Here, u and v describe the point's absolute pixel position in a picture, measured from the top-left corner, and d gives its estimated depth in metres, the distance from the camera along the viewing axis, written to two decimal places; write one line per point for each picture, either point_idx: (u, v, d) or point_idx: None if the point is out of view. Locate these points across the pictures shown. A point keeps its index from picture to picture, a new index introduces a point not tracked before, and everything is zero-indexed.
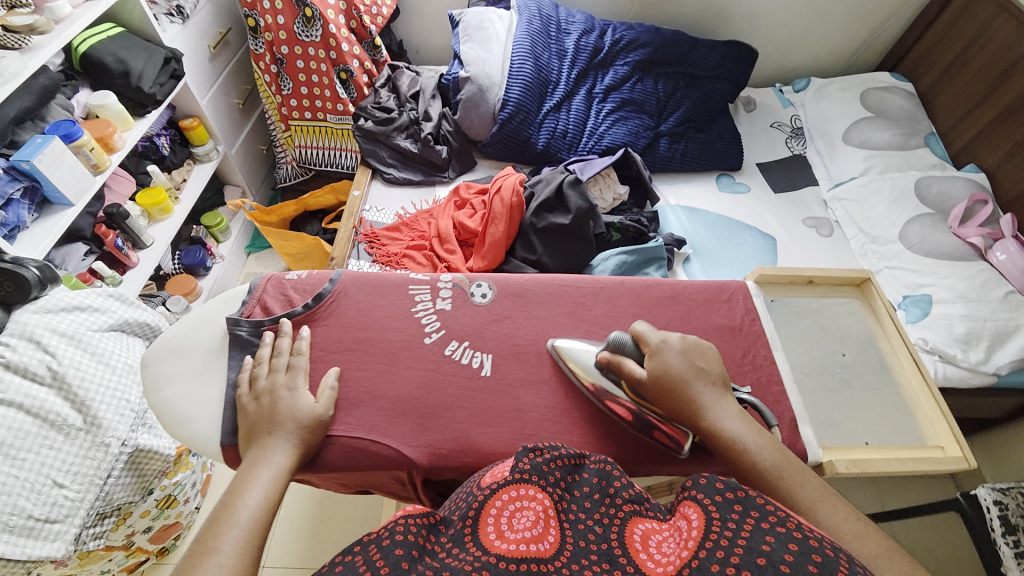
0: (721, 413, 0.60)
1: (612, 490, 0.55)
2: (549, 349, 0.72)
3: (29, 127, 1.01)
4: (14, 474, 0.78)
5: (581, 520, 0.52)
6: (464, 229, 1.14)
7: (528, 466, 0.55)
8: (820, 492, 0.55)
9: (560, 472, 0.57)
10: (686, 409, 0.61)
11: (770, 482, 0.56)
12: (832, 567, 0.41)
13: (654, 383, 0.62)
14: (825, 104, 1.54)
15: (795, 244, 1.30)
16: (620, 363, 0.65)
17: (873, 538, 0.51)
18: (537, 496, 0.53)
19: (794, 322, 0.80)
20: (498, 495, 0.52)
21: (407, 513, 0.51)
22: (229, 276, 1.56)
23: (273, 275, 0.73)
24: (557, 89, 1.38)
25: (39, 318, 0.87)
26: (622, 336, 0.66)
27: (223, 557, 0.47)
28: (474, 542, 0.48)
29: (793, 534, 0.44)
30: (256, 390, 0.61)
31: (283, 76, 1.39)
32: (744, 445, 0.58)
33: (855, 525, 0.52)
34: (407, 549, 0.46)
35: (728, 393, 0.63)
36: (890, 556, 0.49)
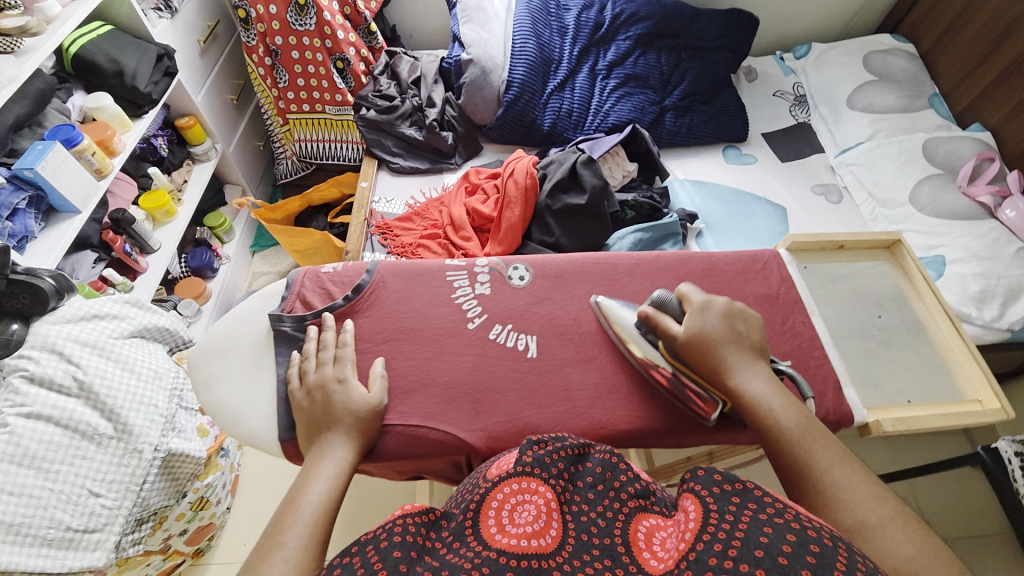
0: (748, 375, 0.61)
1: (615, 482, 0.53)
2: (593, 303, 0.74)
3: (28, 134, 0.98)
4: (48, 487, 0.77)
5: (584, 512, 0.50)
6: (478, 215, 1.13)
7: (530, 458, 0.54)
8: (839, 458, 0.54)
9: (563, 463, 0.55)
10: (714, 371, 0.62)
11: (787, 443, 0.56)
12: (829, 565, 0.39)
13: (687, 343, 0.63)
14: (827, 69, 1.52)
15: (805, 213, 1.30)
16: (658, 319, 0.66)
17: (888, 503, 0.50)
18: (539, 491, 0.51)
19: (828, 288, 0.80)
20: (500, 488, 0.50)
21: (406, 510, 0.49)
22: (237, 276, 1.54)
23: (310, 269, 0.73)
24: (560, 67, 1.36)
25: (59, 329, 0.85)
26: (666, 294, 0.67)
27: (287, 552, 0.47)
28: (474, 537, 0.46)
29: (790, 525, 0.42)
30: (307, 384, 0.62)
31: (278, 68, 1.35)
32: (767, 406, 0.58)
33: (870, 488, 0.51)
34: (406, 551, 0.44)
35: (761, 360, 0.63)
36: (903, 521, 0.49)
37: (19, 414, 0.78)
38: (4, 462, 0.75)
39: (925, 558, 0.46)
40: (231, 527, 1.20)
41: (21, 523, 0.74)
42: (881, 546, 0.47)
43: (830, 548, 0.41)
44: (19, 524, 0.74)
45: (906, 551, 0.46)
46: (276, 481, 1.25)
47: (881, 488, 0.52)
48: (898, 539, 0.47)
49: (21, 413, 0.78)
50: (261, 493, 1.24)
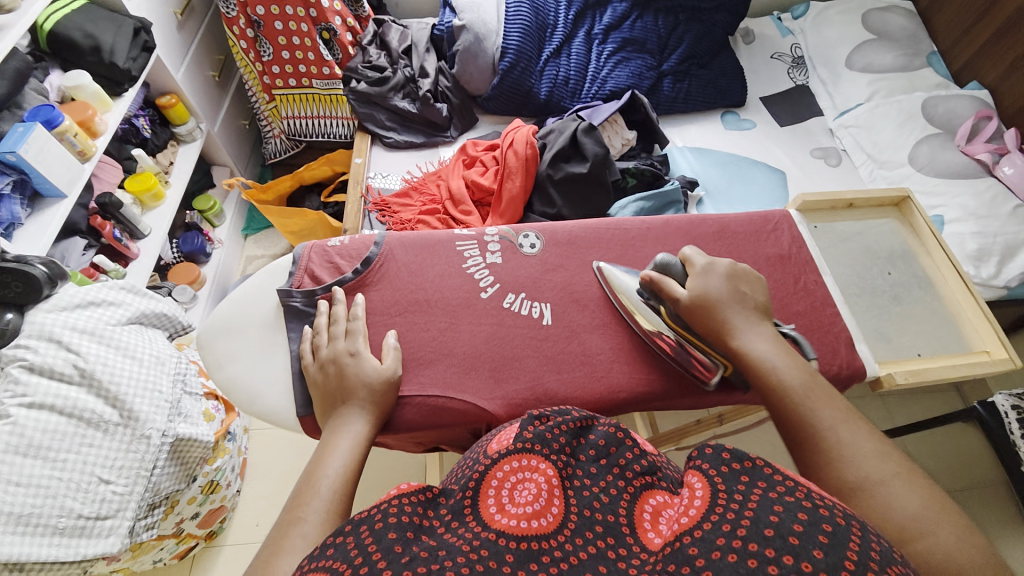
0: (753, 336, 0.60)
1: (619, 459, 0.53)
2: (597, 267, 0.73)
3: (6, 116, 0.94)
4: (56, 477, 0.76)
5: (586, 487, 0.50)
6: (478, 188, 1.11)
7: (531, 435, 0.54)
8: (844, 415, 0.54)
9: (565, 438, 0.55)
10: (718, 333, 0.61)
11: (793, 401, 0.55)
12: (840, 550, 0.38)
13: (690, 305, 0.63)
14: (826, 29, 1.49)
15: (805, 177, 1.29)
16: (660, 283, 0.65)
17: (893, 458, 0.51)
18: (540, 467, 0.51)
19: (839, 247, 0.80)
20: (500, 466, 0.50)
21: (403, 490, 0.47)
22: (231, 260, 1.51)
23: (316, 243, 0.71)
24: (556, 32, 1.32)
25: (55, 317, 0.82)
26: (669, 257, 0.66)
27: (307, 527, 0.46)
28: (473, 517, 0.46)
29: (801, 503, 0.41)
30: (320, 358, 0.61)
31: (262, 40, 1.29)
32: (771, 367, 0.58)
33: (875, 445, 0.52)
34: (402, 531, 0.42)
35: (765, 320, 0.62)
36: (908, 475, 0.49)
37: (20, 405, 0.76)
38: (7, 453, 0.73)
39: (928, 513, 0.47)
40: (242, 508, 1.21)
41: (31, 513, 0.73)
42: (887, 502, 0.47)
43: (840, 528, 0.39)
44: (28, 515, 0.73)
45: (911, 506, 0.47)
46: (285, 462, 1.26)
47: (884, 446, 0.52)
48: (904, 495, 0.48)
49: (22, 403, 0.76)
50: (270, 474, 1.25)
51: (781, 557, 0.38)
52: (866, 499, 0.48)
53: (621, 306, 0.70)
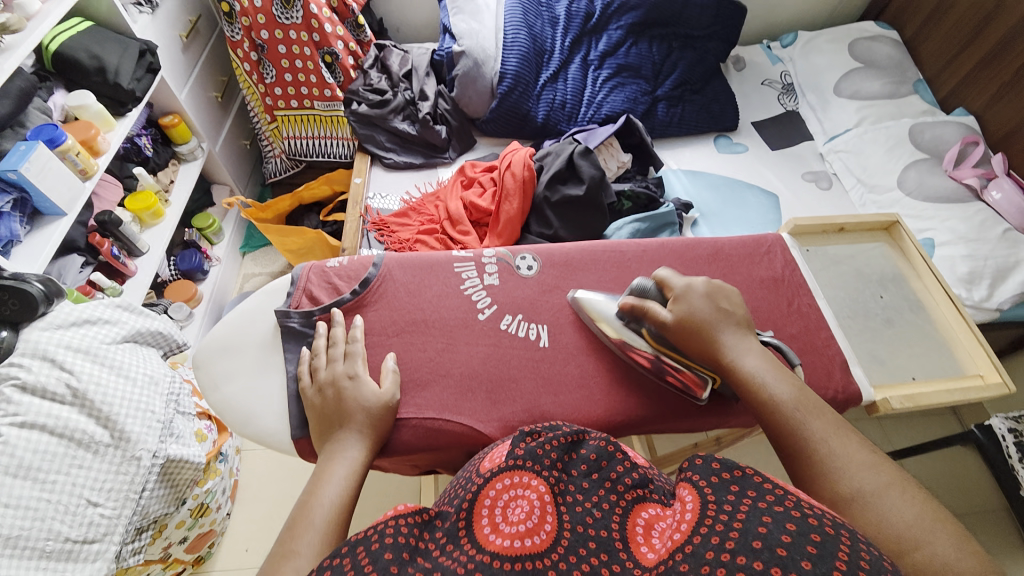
0: (741, 350, 0.61)
1: (611, 472, 0.53)
2: (570, 301, 0.73)
3: (10, 135, 0.95)
4: (45, 498, 0.74)
5: (579, 503, 0.50)
6: (476, 209, 1.12)
7: (522, 453, 0.54)
8: (833, 427, 0.55)
9: (556, 453, 0.55)
10: (706, 351, 0.62)
11: (782, 414, 0.56)
12: (829, 558, 0.38)
13: (678, 327, 0.63)
14: (815, 57, 1.54)
15: (797, 200, 1.32)
16: (643, 307, 0.65)
17: (886, 469, 0.51)
18: (532, 484, 0.51)
19: (832, 269, 0.82)
20: (493, 484, 0.50)
21: (398, 510, 0.47)
22: (228, 278, 1.51)
23: (315, 264, 0.71)
24: (553, 58, 1.36)
25: (50, 336, 0.82)
26: (645, 281, 0.67)
27: (301, 560, 0.45)
28: (468, 539, 0.46)
29: (789, 513, 0.41)
30: (318, 381, 0.61)
31: (265, 63, 1.32)
32: (762, 381, 0.58)
33: (866, 455, 0.52)
34: (397, 552, 0.42)
35: (749, 333, 0.63)
36: (902, 486, 0.50)
37: (12, 424, 0.75)
38: None
39: (925, 520, 0.47)
40: (232, 532, 1.18)
41: (18, 536, 0.71)
42: (881, 510, 0.48)
43: (830, 538, 0.40)
44: (15, 537, 0.71)
45: (905, 514, 0.47)
46: (277, 484, 1.24)
47: (876, 455, 0.53)
48: (898, 503, 0.48)
49: (14, 423, 0.75)
50: (262, 497, 1.22)
51: (769, 569, 0.38)
52: (860, 509, 0.49)
53: (599, 330, 0.70)
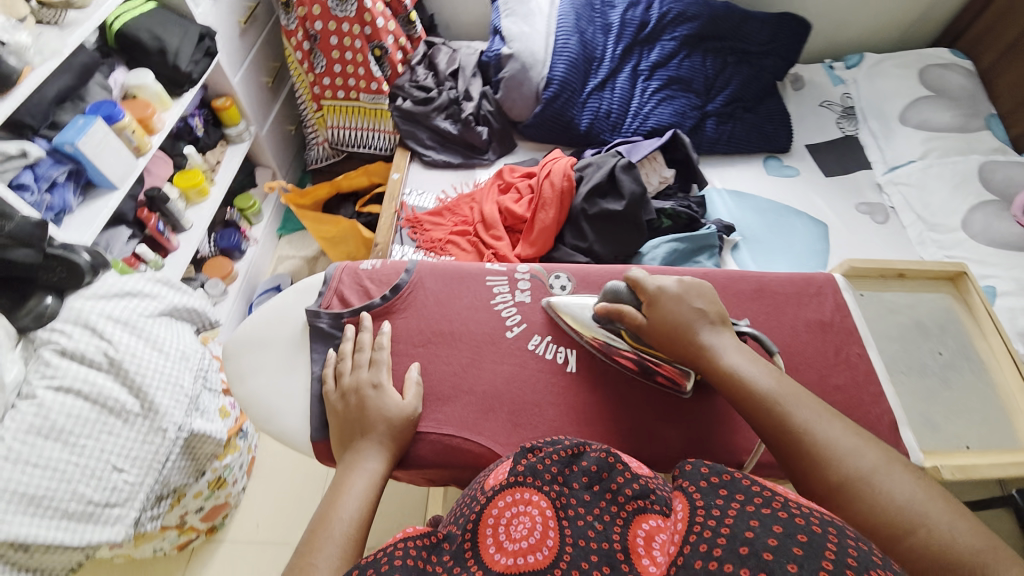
0: (721, 346, 0.59)
1: (611, 483, 0.48)
2: (547, 307, 0.72)
3: (69, 107, 0.98)
4: (73, 461, 0.76)
5: (581, 516, 0.44)
6: (511, 215, 1.11)
7: (522, 467, 0.49)
8: (817, 414, 0.53)
9: (557, 466, 0.49)
10: (687, 352, 0.60)
11: (767, 407, 0.54)
12: (815, 558, 0.35)
13: (656, 328, 0.61)
14: (880, 81, 1.45)
15: (848, 232, 1.24)
16: (619, 310, 0.64)
17: (872, 449, 0.50)
18: (533, 501, 0.46)
19: (886, 318, 0.79)
20: (495, 502, 0.46)
21: (407, 534, 0.45)
22: (263, 259, 1.55)
23: (348, 265, 0.75)
24: (602, 66, 1.33)
25: (93, 305, 0.84)
26: (618, 284, 0.65)
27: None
28: (475, 561, 0.42)
29: (777, 515, 0.38)
30: (342, 386, 0.63)
31: (316, 53, 1.34)
32: (742, 376, 0.57)
33: (853, 437, 0.51)
34: (406, 573, 0.40)
35: (728, 328, 0.61)
36: (888, 463, 0.49)
37: (49, 387, 0.77)
38: (30, 434, 0.74)
39: (919, 497, 0.46)
40: (244, 508, 1.21)
41: (43, 495, 0.73)
42: (876, 496, 0.47)
43: (819, 535, 0.37)
44: (41, 497, 0.73)
45: (900, 494, 0.46)
46: (291, 467, 1.25)
47: (862, 436, 0.52)
48: (891, 484, 0.47)
49: (52, 386, 0.77)
50: (275, 478, 1.25)
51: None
52: (855, 496, 0.47)
53: (576, 332, 0.70)
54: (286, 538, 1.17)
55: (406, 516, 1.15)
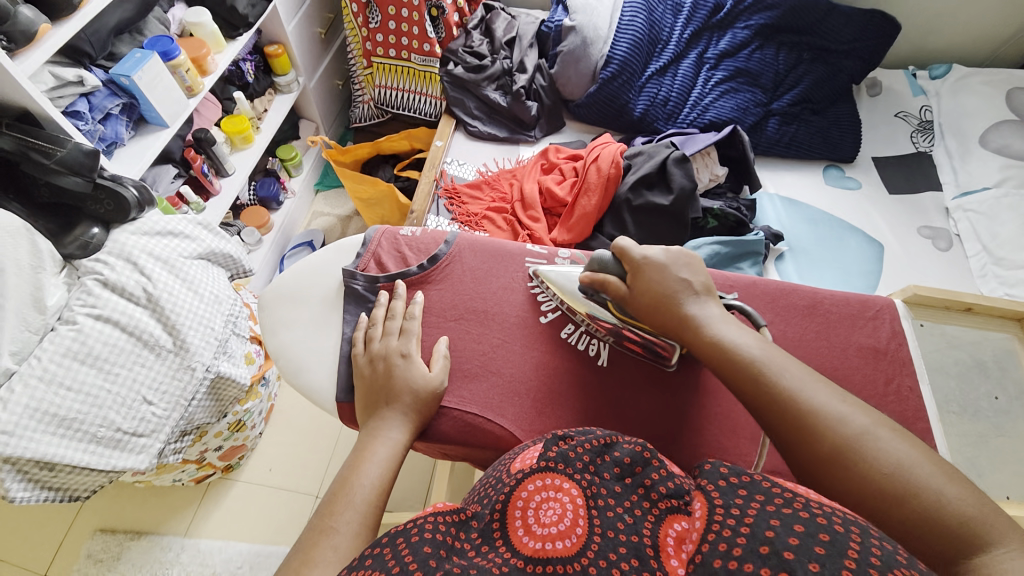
0: (704, 315, 0.57)
1: (646, 478, 0.46)
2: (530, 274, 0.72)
3: (128, 40, 1.00)
4: (106, 388, 0.77)
5: (611, 508, 0.43)
6: (551, 197, 1.08)
7: (554, 453, 0.47)
8: (804, 380, 0.50)
9: (589, 456, 0.47)
10: (672, 322, 0.58)
11: (752, 375, 0.51)
12: (838, 557, 0.33)
13: (639, 300, 0.60)
14: (966, 97, 1.33)
15: (906, 256, 1.15)
16: (603, 281, 0.62)
17: (862, 411, 0.48)
18: (564, 488, 0.44)
19: (946, 351, 0.78)
20: (525, 485, 0.44)
21: (436, 510, 0.45)
22: (298, 212, 1.56)
23: (388, 230, 0.75)
24: (666, 49, 1.26)
25: (137, 240, 0.86)
26: (604, 253, 0.63)
27: (338, 539, 0.46)
28: (503, 543, 0.41)
29: (797, 514, 0.37)
30: (371, 351, 0.64)
31: (372, 7, 1.30)
32: (728, 344, 0.54)
33: (844, 400, 0.49)
34: (436, 547, 0.39)
35: (713, 299, 0.59)
36: (878, 425, 0.47)
37: (89, 315, 0.78)
38: (66, 358, 0.75)
39: (914, 461, 0.44)
40: (260, 451, 1.26)
41: (74, 418, 0.74)
42: (865, 457, 0.45)
43: (841, 535, 0.35)
44: (72, 419, 0.74)
45: (894, 458, 0.44)
46: (307, 418, 1.29)
47: (854, 400, 0.49)
48: (885, 447, 0.45)
49: (91, 314, 0.78)
50: (290, 427, 1.29)
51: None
52: (846, 461, 0.45)
53: (567, 307, 0.69)
54: (296, 485, 1.21)
55: (412, 479, 1.18)
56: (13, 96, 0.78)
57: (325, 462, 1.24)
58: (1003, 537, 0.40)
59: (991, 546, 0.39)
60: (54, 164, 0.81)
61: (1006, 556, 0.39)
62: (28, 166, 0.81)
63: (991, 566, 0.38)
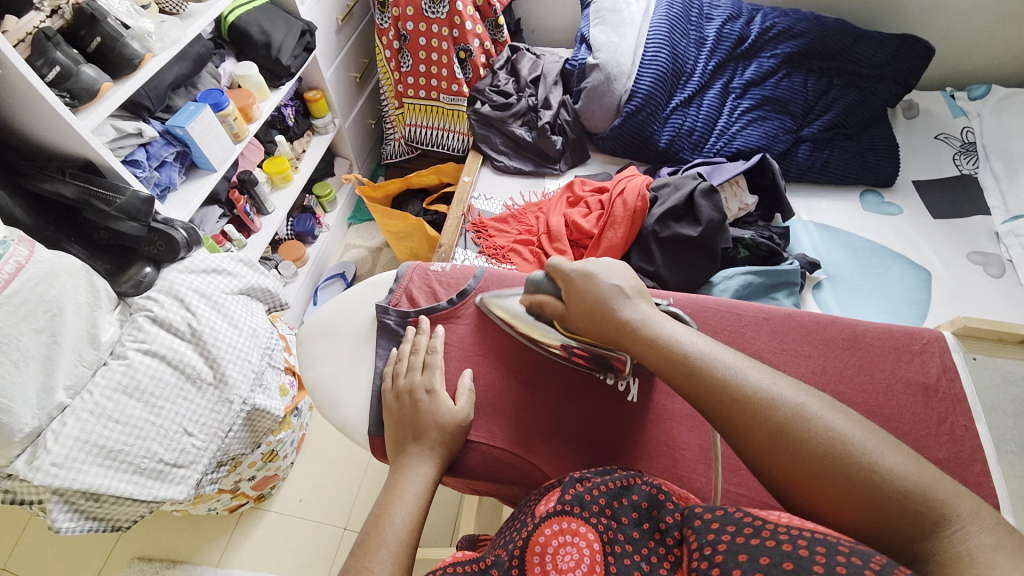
0: (639, 315, 0.57)
1: (661, 522, 0.43)
2: (479, 305, 0.72)
3: (183, 93, 1.09)
4: (150, 421, 0.80)
5: (628, 554, 0.40)
6: (578, 229, 1.08)
7: (569, 496, 0.45)
8: (740, 359, 0.50)
9: (605, 498, 0.45)
10: (610, 330, 0.58)
11: (692, 371, 0.50)
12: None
13: (576, 313, 0.61)
14: (1010, 117, 1.28)
15: (956, 283, 1.09)
16: (540, 301, 0.65)
17: (810, 393, 0.47)
18: (580, 531, 0.42)
19: (1001, 388, 0.74)
20: (541, 530, 0.42)
21: (456, 560, 0.44)
22: (332, 245, 1.62)
23: (419, 265, 0.77)
24: (690, 81, 1.27)
25: (184, 278, 0.91)
26: (537, 275, 0.66)
27: None
28: None
29: (763, 544, 0.35)
30: (397, 387, 0.64)
31: (404, 52, 1.38)
32: (665, 340, 0.53)
33: (777, 379, 0.48)
34: None
35: (648, 301, 0.60)
36: (834, 408, 0.46)
37: (139, 349, 0.82)
38: (115, 392, 0.78)
39: (852, 434, 0.43)
40: (291, 481, 1.27)
41: (121, 450, 0.77)
42: (810, 433, 0.44)
43: (805, 560, 0.33)
44: (117, 451, 0.77)
45: (831, 432, 0.44)
46: (337, 448, 1.31)
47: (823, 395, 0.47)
48: (820, 422, 0.44)
49: (141, 349, 0.82)
50: (321, 456, 1.30)
51: None
52: (786, 445, 0.44)
53: (519, 333, 0.69)
54: (324, 516, 1.22)
55: (437, 515, 1.16)
56: (78, 150, 0.86)
57: (353, 493, 1.25)
58: (952, 510, 0.39)
59: (946, 524, 0.39)
60: (113, 211, 0.87)
61: (962, 535, 0.38)
62: (90, 212, 0.88)
63: (951, 550, 0.38)
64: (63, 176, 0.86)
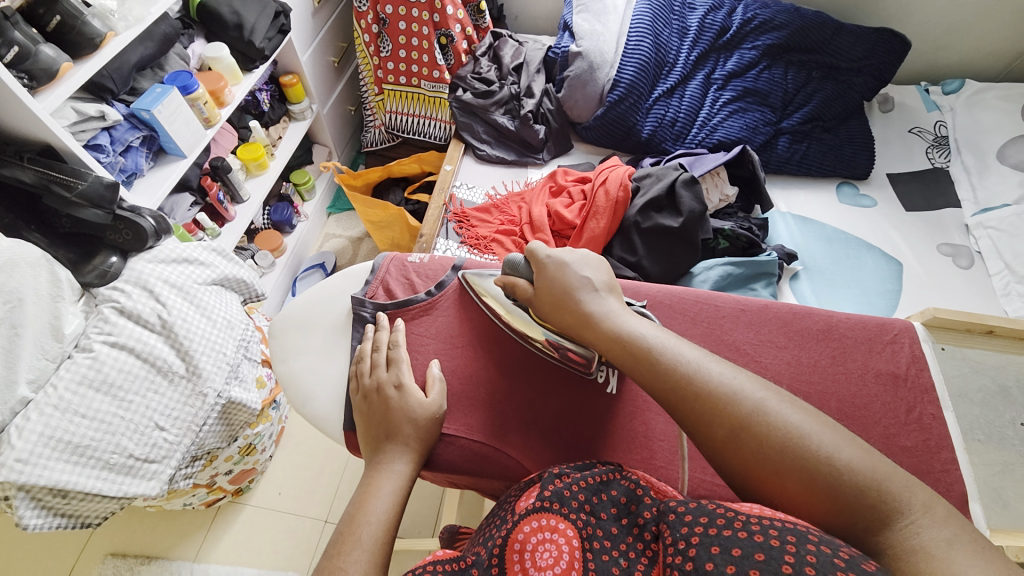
0: (605, 308, 0.57)
1: (640, 516, 0.43)
2: (457, 291, 0.72)
3: (149, 75, 1.04)
4: (119, 415, 0.78)
5: (606, 550, 0.40)
6: (560, 220, 1.07)
7: (549, 492, 0.45)
8: (701, 353, 0.51)
9: (584, 494, 0.45)
10: (573, 320, 0.58)
11: (651, 363, 0.51)
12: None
13: (542, 303, 0.61)
14: (981, 112, 1.32)
15: (927, 274, 1.12)
16: (512, 284, 0.65)
17: (766, 387, 0.48)
18: (560, 529, 0.42)
19: (966, 377, 0.77)
20: (521, 527, 0.42)
21: (437, 557, 0.44)
22: (311, 235, 1.58)
23: (397, 256, 0.76)
24: (673, 71, 1.27)
25: (153, 268, 0.88)
26: (516, 257, 0.65)
27: None
28: None
29: (735, 535, 0.36)
30: (363, 387, 0.63)
31: (383, 36, 1.34)
32: (628, 334, 0.54)
33: (738, 373, 0.49)
34: None
35: (616, 296, 0.60)
36: (790, 403, 0.47)
37: (105, 342, 0.79)
38: (81, 385, 0.75)
39: (809, 429, 0.44)
40: (269, 474, 1.25)
41: (88, 445, 0.75)
42: (769, 429, 0.44)
43: (777, 551, 0.34)
44: (84, 446, 0.74)
45: (787, 427, 0.44)
46: (316, 441, 1.29)
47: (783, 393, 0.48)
48: (779, 418, 0.45)
49: (107, 341, 0.79)
50: (300, 449, 1.29)
51: None
52: (746, 442, 0.45)
53: (495, 313, 0.69)
54: (304, 509, 1.21)
55: (419, 506, 1.16)
56: (35, 133, 0.81)
57: (334, 486, 1.24)
58: (904, 503, 0.41)
59: (898, 519, 0.40)
60: (75, 197, 0.83)
61: (914, 529, 0.39)
62: (51, 198, 0.83)
63: (903, 545, 0.39)
64: (21, 162, 0.82)
